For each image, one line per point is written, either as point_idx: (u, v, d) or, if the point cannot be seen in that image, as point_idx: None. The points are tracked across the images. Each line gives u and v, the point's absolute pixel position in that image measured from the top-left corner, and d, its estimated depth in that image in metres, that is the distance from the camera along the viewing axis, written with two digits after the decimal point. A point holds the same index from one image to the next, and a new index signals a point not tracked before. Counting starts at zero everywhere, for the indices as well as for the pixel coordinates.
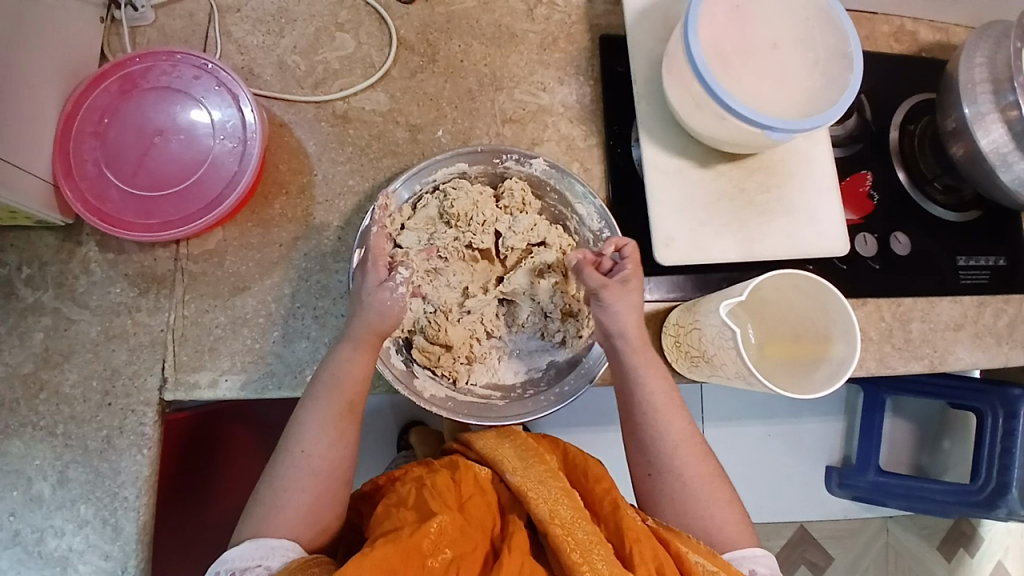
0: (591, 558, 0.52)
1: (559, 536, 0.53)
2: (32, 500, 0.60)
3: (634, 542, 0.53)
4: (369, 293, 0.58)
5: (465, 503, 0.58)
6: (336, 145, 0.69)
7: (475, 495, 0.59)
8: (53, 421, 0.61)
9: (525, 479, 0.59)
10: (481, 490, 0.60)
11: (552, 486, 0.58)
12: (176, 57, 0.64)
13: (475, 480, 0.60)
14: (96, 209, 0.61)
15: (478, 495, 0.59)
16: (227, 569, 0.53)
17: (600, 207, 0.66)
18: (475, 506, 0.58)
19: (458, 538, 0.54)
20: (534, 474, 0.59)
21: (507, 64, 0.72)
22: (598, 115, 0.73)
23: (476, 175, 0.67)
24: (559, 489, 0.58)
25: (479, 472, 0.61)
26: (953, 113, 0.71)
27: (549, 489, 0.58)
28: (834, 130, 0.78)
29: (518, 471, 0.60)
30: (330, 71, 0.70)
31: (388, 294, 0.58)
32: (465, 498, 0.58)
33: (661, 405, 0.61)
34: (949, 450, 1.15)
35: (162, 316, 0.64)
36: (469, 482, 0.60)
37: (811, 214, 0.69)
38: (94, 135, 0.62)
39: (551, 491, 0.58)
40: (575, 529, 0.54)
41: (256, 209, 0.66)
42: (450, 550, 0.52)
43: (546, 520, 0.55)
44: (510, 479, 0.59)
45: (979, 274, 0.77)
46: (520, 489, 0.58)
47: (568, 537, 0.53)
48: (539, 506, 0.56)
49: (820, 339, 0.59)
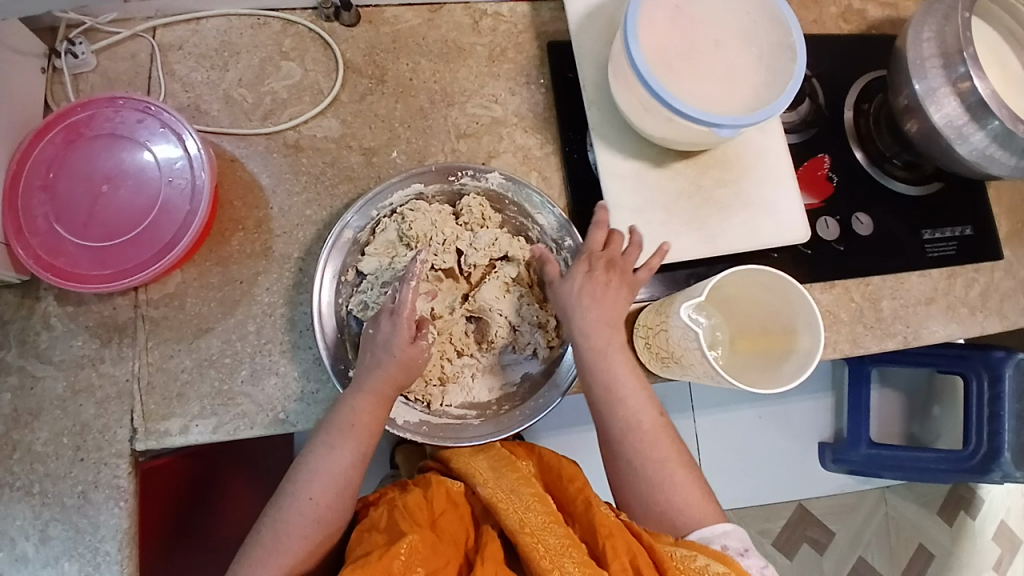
0: (561, 562, 0.52)
1: (530, 544, 0.53)
2: (18, 560, 0.60)
3: (606, 537, 0.53)
4: (403, 348, 0.58)
5: (438, 520, 0.58)
6: (291, 175, 0.68)
7: (447, 510, 0.59)
8: (29, 480, 0.61)
9: (496, 490, 0.59)
10: (454, 504, 0.60)
11: (523, 493, 0.58)
12: (118, 102, 0.63)
13: (447, 495, 0.60)
14: (51, 265, 0.60)
15: (451, 510, 0.59)
16: None
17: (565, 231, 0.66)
18: (447, 522, 0.58)
19: (429, 556, 0.54)
20: (506, 483, 0.60)
21: (457, 79, 0.72)
22: (553, 123, 0.72)
23: (433, 194, 0.66)
24: (531, 496, 0.58)
25: (451, 487, 0.61)
26: (905, 91, 0.71)
27: (521, 497, 0.58)
28: (788, 117, 0.78)
29: (489, 483, 0.60)
30: (277, 101, 0.69)
31: (387, 343, 0.58)
32: (437, 515, 0.58)
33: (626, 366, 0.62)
34: (940, 416, 1.16)
35: (127, 365, 0.63)
36: (441, 498, 0.59)
37: (769, 204, 0.69)
38: (42, 189, 0.61)
39: (523, 499, 0.58)
40: (545, 535, 0.54)
41: (214, 248, 0.66)
42: (422, 568, 0.52)
43: (516, 528, 0.55)
44: (482, 491, 0.59)
45: (946, 246, 0.78)
46: (491, 500, 0.58)
47: (538, 543, 0.53)
48: (509, 516, 0.56)
49: (784, 331, 0.59)
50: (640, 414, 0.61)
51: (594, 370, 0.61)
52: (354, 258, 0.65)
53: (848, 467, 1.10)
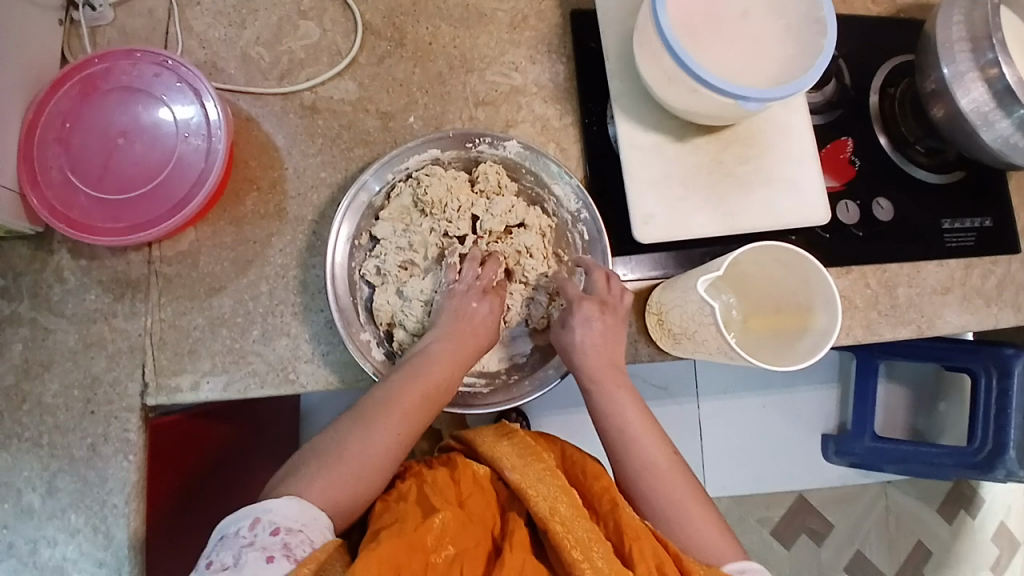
0: (591, 555, 0.51)
1: (559, 533, 0.53)
2: (24, 511, 0.60)
3: (634, 540, 0.53)
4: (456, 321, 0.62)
5: (464, 501, 0.57)
6: (306, 137, 0.67)
7: (474, 493, 0.58)
8: (39, 432, 0.61)
9: (524, 477, 0.58)
10: (480, 488, 0.59)
11: (551, 483, 0.58)
12: (135, 55, 0.62)
13: (473, 479, 0.59)
14: (64, 216, 0.60)
15: (478, 493, 0.58)
16: (268, 520, 0.50)
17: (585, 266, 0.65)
18: (473, 504, 0.57)
19: (459, 534, 0.53)
20: (533, 472, 0.59)
21: (477, 45, 0.71)
22: (573, 94, 0.71)
23: (450, 160, 0.66)
24: (558, 487, 0.57)
25: (476, 471, 0.60)
26: (933, 76, 0.69)
27: (549, 486, 0.57)
28: (813, 97, 0.77)
29: (517, 469, 0.59)
30: (295, 61, 0.68)
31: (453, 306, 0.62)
32: (464, 496, 0.58)
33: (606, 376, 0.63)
34: (946, 411, 1.15)
35: (139, 321, 0.63)
36: (468, 481, 0.59)
37: (790, 184, 0.68)
38: (57, 141, 0.60)
39: (550, 488, 0.57)
40: (574, 525, 0.54)
41: (227, 207, 0.65)
42: (453, 546, 0.51)
43: (546, 516, 0.55)
44: (509, 477, 0.59)
45: (965, 236, 0.76)
46: (519, 487, 0.58)
47: (567, 534, 0.53)
48: (538, 503, 0.56)
49: (800, 310, 0.59)
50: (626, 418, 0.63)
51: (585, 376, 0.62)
52: (368, 222, 0.64)
53: (851, 460, 1.10)
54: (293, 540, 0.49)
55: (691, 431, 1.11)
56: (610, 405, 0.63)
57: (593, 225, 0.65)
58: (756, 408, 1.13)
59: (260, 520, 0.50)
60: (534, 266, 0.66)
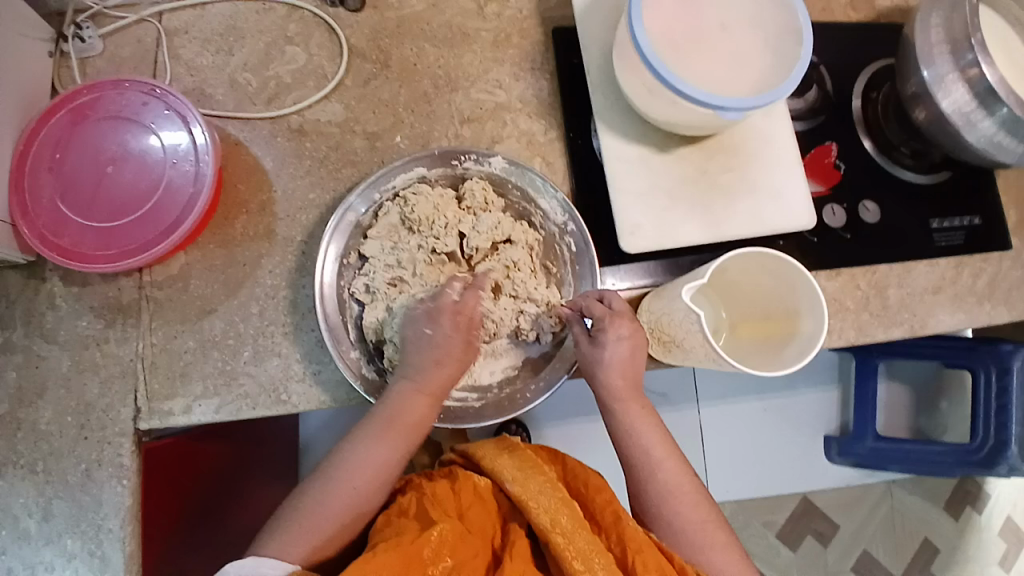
0: (592, 566, 0.51)
1: (560, 545, 0.53)
2: (18, 539, 0.60)
3: (637, 552, 0.53)
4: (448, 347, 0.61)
5: (465, 513, 0.57)
6: (294, 159, 0.68)
7: (474, 504, 0.58)
8: (33, 458, 0.61)
9: (524, 489, 0.58)
10: (481, 499, 0.59)
11: (552, 494, 0.57)
12: (124, 84, 0.63)
13: (474, 490, 0.59)
14: (56, 244, 0.60)
15: (478, 505, 0.58)
16: None
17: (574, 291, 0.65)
18: (474, 515, 0.57)
19: (458, 546, 0.53)
20: (534, 484, 0.58)
21: (461, 64, 0.72)
22: (557, 108, 0.72)
23: (436, 178, 0.66)
24: (559, 499, 0.57)
25: (477, 482, 0.60)
26: (913, 80, 0.70)
27: (549, 498, 0.57)
28: (795, 104, 0.77)
29: (517, 481, 0.58)
30: (282, 85, 0.70)
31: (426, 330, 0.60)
32: (464, 508, 0.57)
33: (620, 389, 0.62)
34: (947, 411, 1.14)
35: (131, 345, 0.63)
36: (469, 492, 0.59)
37: (775, 190, 0.69)
38: (48, 170, 0.61)
39: (551, 499, 0.56)
40: (575, 537, 0.53)
41: (217, 230, 0.66)
42: (451, 559, 0.51)
43: (547, 528, 0.54)
44: (510, 489, 0.58)
45: (955, 235, 0.76)
46: (519, 498, 0.57)
47: (568, 544, 0.53)
48: (539, 515, 0.55)
49: (787, 316, 0.59)
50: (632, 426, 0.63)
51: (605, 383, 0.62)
52: (357, 241, 0.65)
53: (854, 461, 1.09)
54: None
55: (691, 440, 1.11)
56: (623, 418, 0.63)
57: (579, 236, 0.66)
58: (756, 415, 1.12)
59: None
60: (522, 280, 0.65)
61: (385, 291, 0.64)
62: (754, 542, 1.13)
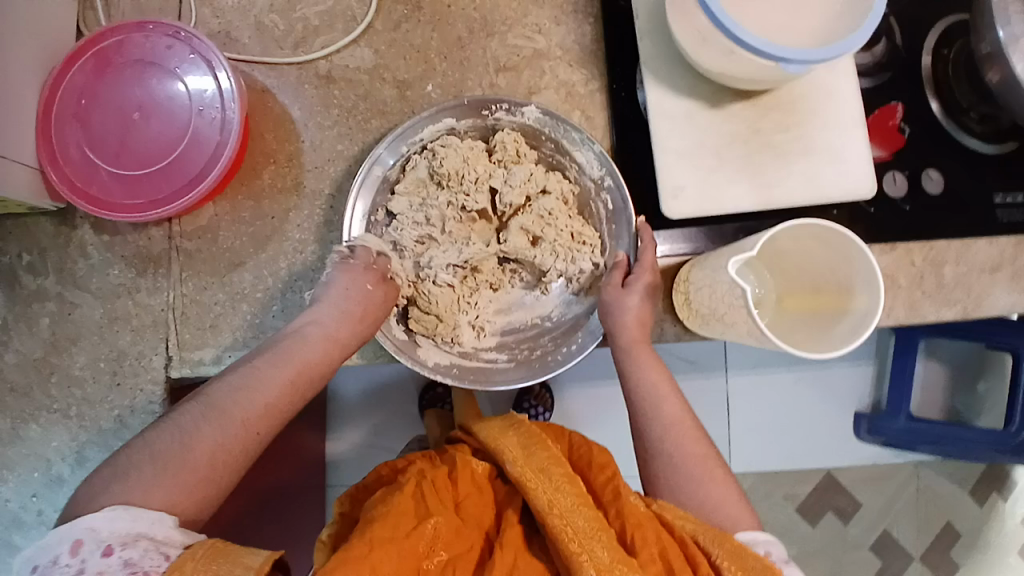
0: (590, 547, 0.50)
1: (557, 526, 0.52)
2: (54, 480, 0.62)
3: (636, 527, 0.52)
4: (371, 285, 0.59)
5: (462, 502, 0.56)
6: (322, 108, 0.65)
7: (472, 493, 0.57)
8: (67, 403, 0.62)
9: (525, 469, 0.56)
10: (479, 488, 0.58)
11: (553, 474, 0.55)
12: (146, 27, 0.61)
13: (472, 477, 0.58)
14: (84, 194, 0.59)
15: (475, 494, 0.57)
16: (94, 539, 0.43)
17: (633, 239, 0.62)
18: (471, 505, 0.56)
19: (452, 540, 0.53)
20: (536, 462, 0.57)
21: (497, 6, 0.67)
22: (600, 57, 0.67)
23: (466, 129, 0.63)
24: (561, 477, 0.55)
25: (475, 469, 0.59)
26: (987, 36, 0.63)
27: (550, 477, 0.55)
28: (861, 59, 0.71)
29: (519, 461, 0.57)
30: (309, 28, 0.66)
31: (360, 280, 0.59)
32: (461, 497, 0.57)
33: (630, 344, 0.60)
34: (985, 391, 1.09)
35: (162, 296, 0.63)
36: (467, 479, 0.58)
37: (833, 154, 0.63)
38: (74, 119, 0.60)
39: (552, 479, 0.55)
40: (574, 517, 0.52)
41: (244, 181, 0.64)
42: (445, 552, 0.52)
43: (544, 510, 0.53)
44: (510, 469, 0.57)
45: (1018, 212, 0.70)
46: (519, 479, 0.55)
47: (566, 526, 0.51)
48: (537, 496, 0.54)
49: (840, 290, 0.55)
50: (660, 401, 0.62)
51: (620, 339, 0.60)
52: (384, 198, 0.62)
53: (885, 440, 1.07)
54: (133, 552, 0.43)
55: (718, 409, 1.09)
56: (643, 386, 0.62)
57: (617, 194, 0.62)
58: (788, 386, 1.10)
59: (81, 542, 0.43)
60: (558, 230, 0.63)
61: (416, 247, 0.63)
62: (773, 514, 1.12)
